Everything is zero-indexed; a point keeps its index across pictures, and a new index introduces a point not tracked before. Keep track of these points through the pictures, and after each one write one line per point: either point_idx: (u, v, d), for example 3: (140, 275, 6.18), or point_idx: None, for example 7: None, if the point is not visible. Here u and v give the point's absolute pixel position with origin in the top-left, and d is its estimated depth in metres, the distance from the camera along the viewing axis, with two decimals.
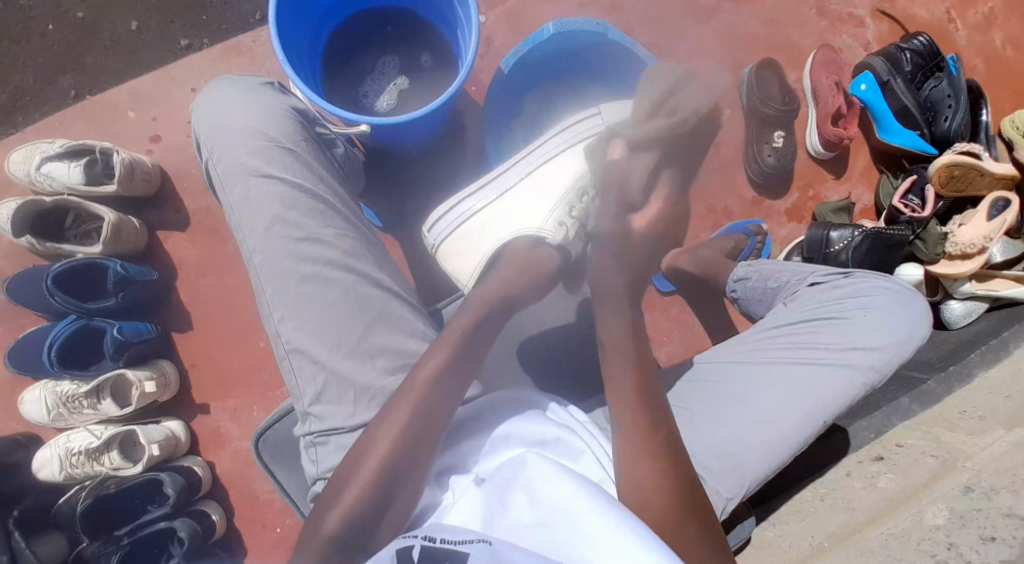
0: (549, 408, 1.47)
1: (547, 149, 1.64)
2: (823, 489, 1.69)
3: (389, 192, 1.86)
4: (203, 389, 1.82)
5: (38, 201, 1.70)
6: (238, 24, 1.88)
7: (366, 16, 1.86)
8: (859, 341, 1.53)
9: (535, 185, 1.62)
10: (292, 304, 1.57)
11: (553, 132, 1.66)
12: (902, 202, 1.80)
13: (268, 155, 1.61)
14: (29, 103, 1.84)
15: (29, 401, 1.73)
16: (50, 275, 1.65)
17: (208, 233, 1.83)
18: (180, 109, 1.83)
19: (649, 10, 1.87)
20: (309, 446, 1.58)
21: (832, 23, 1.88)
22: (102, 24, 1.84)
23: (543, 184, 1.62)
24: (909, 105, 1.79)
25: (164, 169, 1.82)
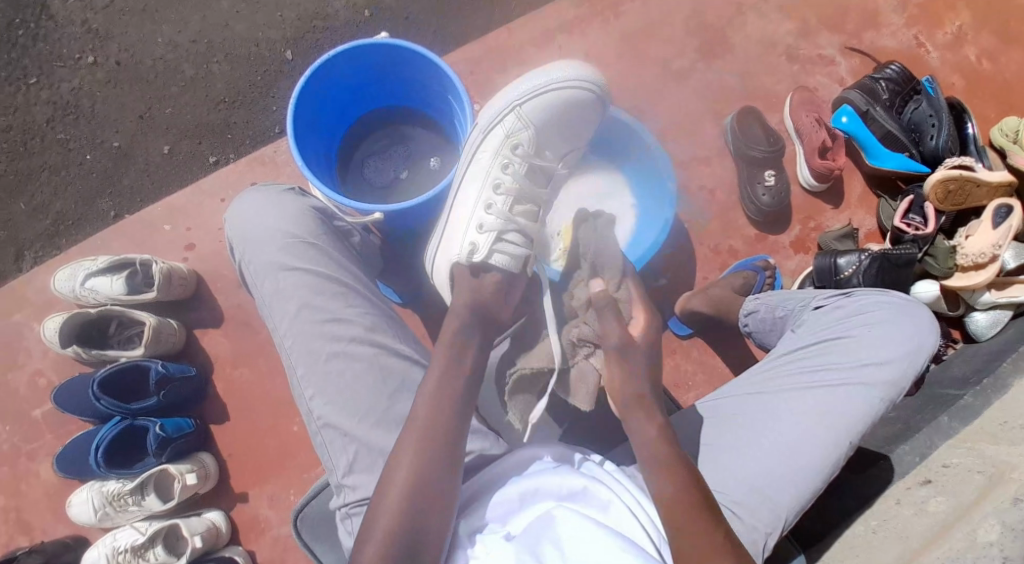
0: (562, 453, 1.44)
1: (453, 181, 1.70)
2: (873, 521, 1.62)
3: (406, 272, 1.95)
4: (242, 478, 1.87)
5: (84, 313, 1.80)
6: (260, 137, 2.05)
7: (372, 121, 1.98)
8: (874, 359, 1.51)
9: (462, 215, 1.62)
10: (322, 383, 1.53)
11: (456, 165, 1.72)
12: (904, 222, 1.82)
13: (292, 247, 1.60)
14: (73, 227, 2.01)
15: (77, 503, 1.78)
16: (96, 380, 1.73)
17: (239, 326, 1.93)
18: (209, 216, 1.96)
19: (635, 78, 1.98)
20: (345, 518, 1.51)
21: (806, 66, 1.99)
22: (136, 150, 2.03)
23: (467, 213, 1.61)
24: (894, 130, 1.85)
25: (199, 274, 1.94)
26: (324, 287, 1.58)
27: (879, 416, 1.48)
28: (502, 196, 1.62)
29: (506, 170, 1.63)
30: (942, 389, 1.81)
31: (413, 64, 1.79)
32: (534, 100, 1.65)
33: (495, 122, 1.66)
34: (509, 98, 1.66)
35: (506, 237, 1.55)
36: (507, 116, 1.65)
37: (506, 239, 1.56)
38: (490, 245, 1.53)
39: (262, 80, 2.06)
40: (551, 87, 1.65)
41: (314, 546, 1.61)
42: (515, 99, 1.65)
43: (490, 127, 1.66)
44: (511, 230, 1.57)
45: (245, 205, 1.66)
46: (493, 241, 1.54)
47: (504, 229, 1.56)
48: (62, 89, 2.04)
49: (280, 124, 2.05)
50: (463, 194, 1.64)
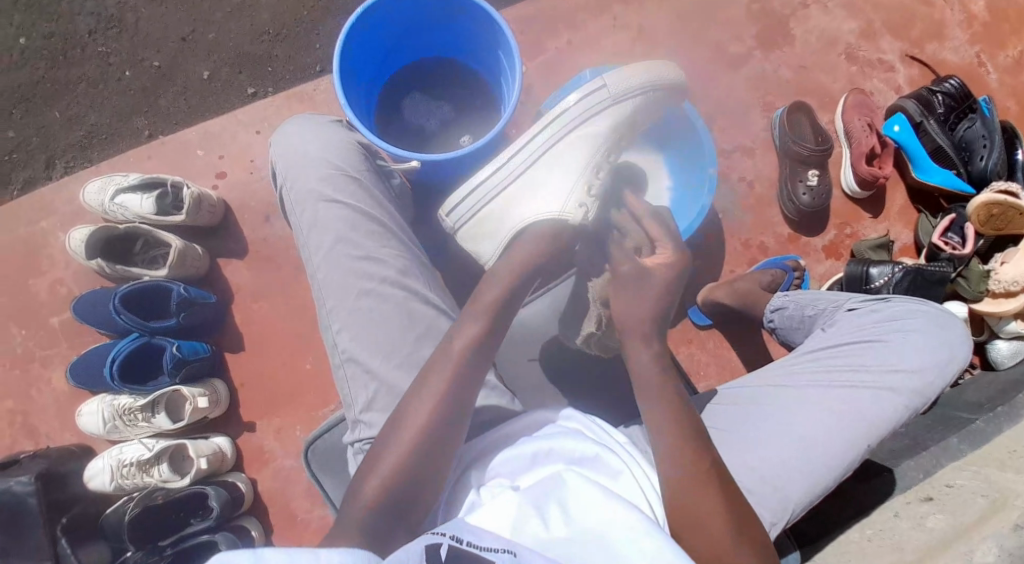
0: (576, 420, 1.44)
1: (551, 128, 1.51)
2: (869, 531, 1.61)
3: (434, 228, 1.94)
4: (250, 407, 1.89)
5: (112, 227, 1.80)
6: (300, 75, 2.02)
7: (414, 69, 1.95)
8: (900, 364, 1.51)
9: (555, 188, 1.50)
10: (349, 318, 1.53)
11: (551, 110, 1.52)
12: (942, 240, 1.81)
13: (334, 179, 1.60)
14: (106, 141, 2.00)
15: (87, 413, 1.80)
16: (119, 294, 1.74)
17: (264, 261, 1.93)
18: (245, 148, 1.95)
19: (684, 57, 1.95)
20: (358, 454, 1.53)
21: (863, 68, 1.95)
22: (177, 73, 2.01)
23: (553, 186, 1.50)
24: (944, 145, 1.83)
25: (228, 203, 1.93)
26: (362, 224, 1.58)
27: (899, 423, 1.48)
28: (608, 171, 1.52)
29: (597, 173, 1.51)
30: (953, 411, 1.83)
31: (466, 17, 1.77)
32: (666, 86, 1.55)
33: (625, 96, 1.51)
34: (640, 81, 1.52)
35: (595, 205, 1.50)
36: (649, 95, 1.53)
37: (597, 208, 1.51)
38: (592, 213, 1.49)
39: (309, 15, 2.02)
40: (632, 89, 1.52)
41: (322, 477, 1.64)
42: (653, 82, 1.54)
43: (624, 98, 1.51)
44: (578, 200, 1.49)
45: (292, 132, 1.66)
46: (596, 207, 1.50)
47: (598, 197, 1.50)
48: (107, 1, 2.01)
49: (323, 63, 2.02)
50: (565, 152, 1.51)
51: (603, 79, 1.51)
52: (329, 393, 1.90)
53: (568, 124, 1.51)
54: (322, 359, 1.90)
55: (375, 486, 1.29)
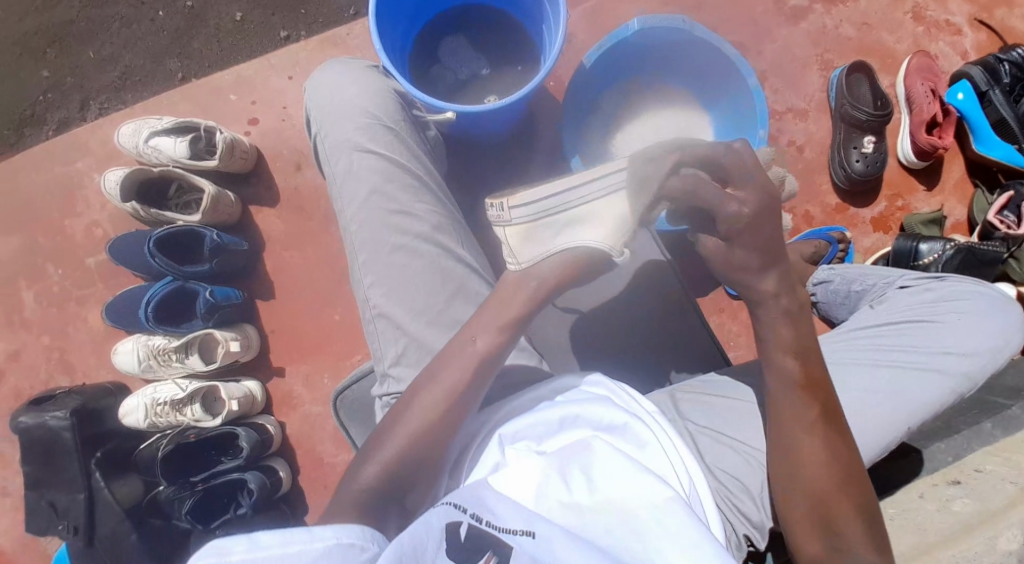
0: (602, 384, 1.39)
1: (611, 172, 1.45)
2: (892, 509, 1.61)
3: (467, 181, 1.89)
4: (279, 354, 1.91)
5: (146, 171, 1.80)
6: (334, 17, 1.95)
7: (451, 14, 1.87)
8: (950, 347, 1.46)
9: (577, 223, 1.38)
10: (381, 273, 1.50)
11: None
12: (998, 218, 1.71)
13: (370, 128, 1.54)
14: (139, 82, 1.97)
15: (123, 352, 1.84)
16: (153, 237, 1.74)
17: (295, 210, 1.91)
18: (277, 93, 1.91)
19: (736, 11, 1.84)
20: (384, 408, 1.52)
21: (930, 28, 1.83)
22: (209, 13, 1.96)
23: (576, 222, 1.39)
24: (1007, 118, 1.72)
25: (259, 149, 1.90)
26: (397, 177, 1.53)
27: (945, 406, 1.44)
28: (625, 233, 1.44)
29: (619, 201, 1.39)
30: (991, 395, 1.78)
31: None
32: None
33: None
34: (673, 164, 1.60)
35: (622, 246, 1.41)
36: None
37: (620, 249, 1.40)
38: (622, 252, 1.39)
39: None
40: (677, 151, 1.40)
41: (348, 425, 1.66)
42: None
43: None
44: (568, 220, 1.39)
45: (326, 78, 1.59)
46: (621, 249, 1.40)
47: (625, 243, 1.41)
48: None
49: (355, 7, 1.95)
50: None
51: None
52: (356, 343, 1.91)
53: None
54: (350, 311, 1.90)
55: (374, 471, 1.29)
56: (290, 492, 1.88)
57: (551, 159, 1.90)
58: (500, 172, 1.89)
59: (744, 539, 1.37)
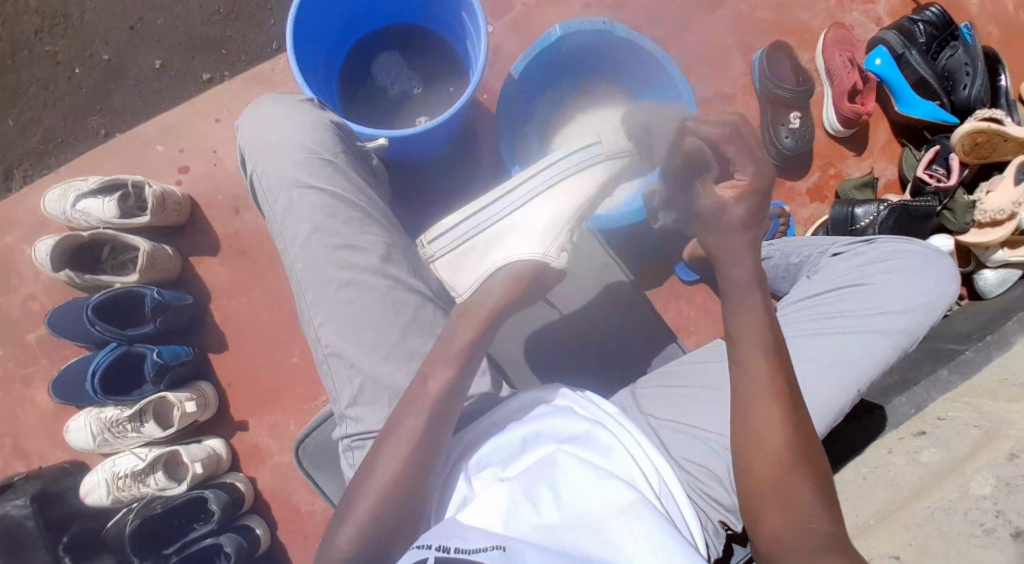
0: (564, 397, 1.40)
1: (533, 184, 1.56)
2: (865, 468, 1.68)
3: (411, 204, 1.88)
4: (240, 407, 1.87)
5: (76, 237, 1.75)
6: (257, 55, 1.92)
7: (376, 38, 1.87)
8: (885, 305, 1.50)
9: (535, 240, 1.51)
10: (330, 311, 1.46)
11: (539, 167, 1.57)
12: (927, 173, 1.78)
13: (308, 163, 1.49)
14: (60, 144, 1.90)
15: (75, 429, 1.78)
16: (90, 304, 1.69)
17: (239, 255, 1.88)
18: (206, 139, 1.87)
19: (654, 5, 1.88)
20: (347, 449, 1.47)
21: (841, 1, 1.89)
22: (127, 64, 1.91)
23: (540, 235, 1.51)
24: (927, 76, 1.79)
25: (194, 199, 1.86)
26: (339, 211, 1.48)
27: (887, 366, 1.48)
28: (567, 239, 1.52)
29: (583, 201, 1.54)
30: (942, 344, 1.83)
31: None
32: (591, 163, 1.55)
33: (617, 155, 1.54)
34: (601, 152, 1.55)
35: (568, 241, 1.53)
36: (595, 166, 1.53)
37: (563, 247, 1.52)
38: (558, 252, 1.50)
39: None
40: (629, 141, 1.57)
41: (315, 475, 1.62)
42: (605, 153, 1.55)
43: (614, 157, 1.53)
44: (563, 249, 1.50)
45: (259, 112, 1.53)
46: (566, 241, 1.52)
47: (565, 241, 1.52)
48: None
49: (278, 41, 1.92)
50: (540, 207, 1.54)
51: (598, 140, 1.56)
52: (318, 385, 1.88)
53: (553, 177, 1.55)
54: (309, 352, 1.87)
55: (351, 534, 1.26)
56: (270, 547, 1.83)
57: (492, 171, 1.90)
58: (444, 190, 1.89)
59: (720, 525, 1.41)
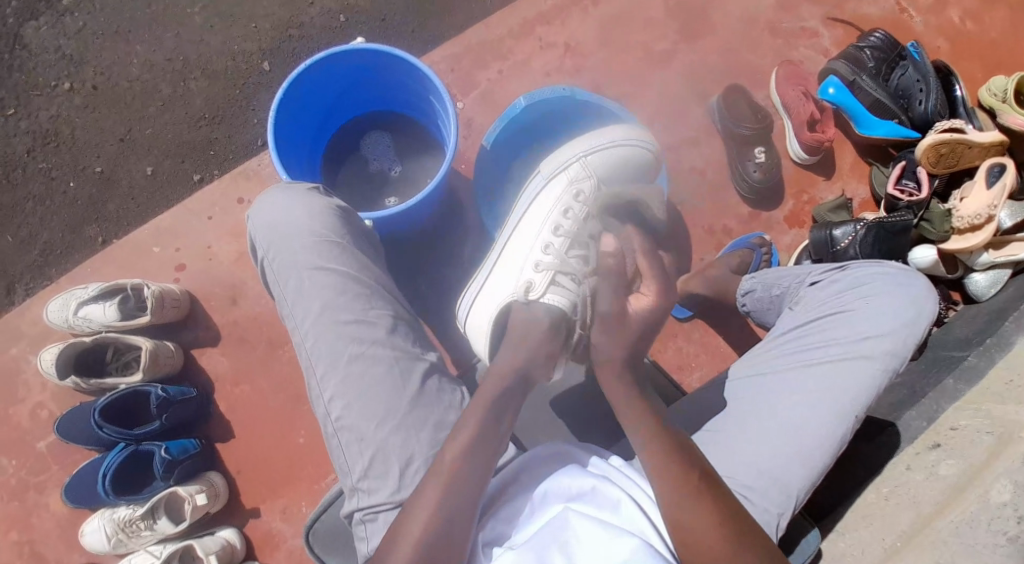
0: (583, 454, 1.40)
1: (513, 219, 1.70)
2: (885, 489, 1.62)
3: (402, 274, 1.91)
4: (251, 494, 1.87)
5: (79, 342, 1.79)
6: (243, 151, 2.01)
7: (353, 124, 1.96)
8: (869, 331, 1.51)
9: (513, 273, 1.58)
10: (341, 384, 1.46)
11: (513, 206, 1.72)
12: (898, 188, 1.83)
13: (317, 246, 1.52)
14: (60, 256, 1.98)
15: (90, 532, 1.78)
16: (98, 408, 1.73)
17: (239, 343, 1.91)
18: (198, 235, 1.94)
19: (612, 63, 1.97)
20: (357, 523, 1.45)
21: (788, 40, 1.98)
22: (120, 174, 2.00)
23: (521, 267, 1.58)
24: (881, 97, 1.85)
25: (192, 293, 1.92)
26: (348, 288, 1.50)
27: (881, 388, 1.48)
28: (542, 274, 1.52)
29: (566, 215, 1.61)
30: (944, 352, 1.82)
31: (391, 67, 1.79)
32: (597, 152, 1.65)
33: (560, 170, 1.67)
34: (572, 153, 1.67)
35: (559, 278, 1.51)
36: (572, 165, 1.66)
37: (559, 280, 1.51)
38: (544, 286, 1.50)
39: (240, 92, 2.03)
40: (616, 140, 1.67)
41: (327, 559, 1.58)
42: (585, 150, 1.66)
43: (557, 173, 1.66)
44: (568, 272, 1.52)
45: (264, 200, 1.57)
46: (550, 279, 1.51)
47: (559, 269, 1.52)
48: (40, 118, 2.01)
49: (262, 137, 2.01)
50: (524, 231, 1.65)
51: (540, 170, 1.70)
52: (328, 464, 1.88)
53: (524, 206, 1.68)
54: (314, 431, 1.88)
55: None
56: None
57: (478, 232, 1.94)
58: (434, 258, 1.93)
59: None
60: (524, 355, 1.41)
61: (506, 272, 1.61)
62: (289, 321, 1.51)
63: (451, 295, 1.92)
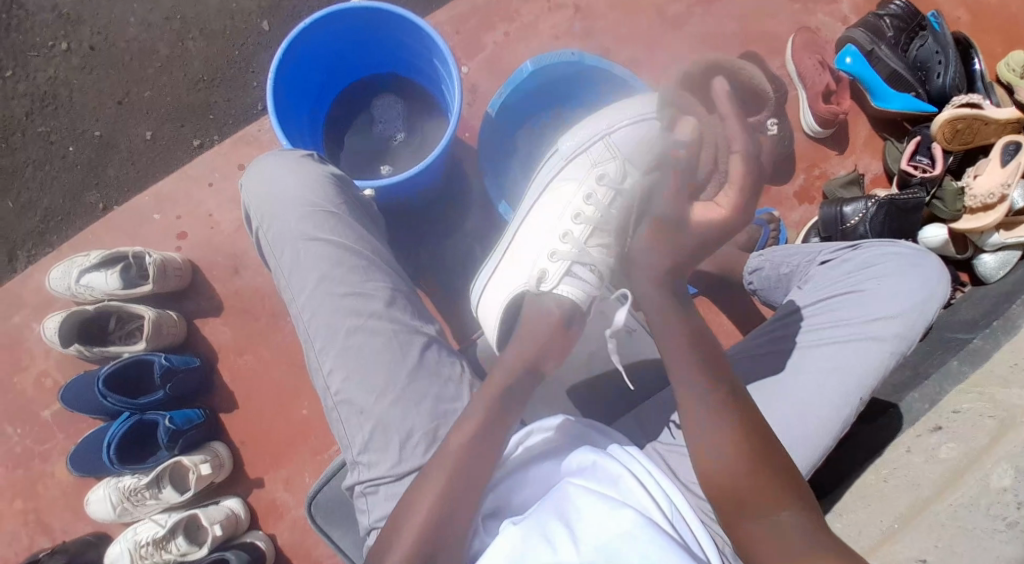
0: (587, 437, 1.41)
1: (528, 204, 1.66)
2: (884, 469, 1.64)
3: (404, 246, 1.89)
4: (255, 463, 1.88)
5: (82, 311, 1.79)
6: (245, 116, 1.97)
7: (358, 90, 1.92)
8: (876, 311, 1.49)
9: (527, 263, 1.56)
10: (339, 357, 1.46)
11: (531, 190, 1.68)
12: (911, 165, 1.79)
13: (312, 216, 1.51)
14: (60, 223, 1.96)
15: (96, 501, 1.80)
16: (100, 377, 1.73)
17: (242, 313, 1.90)
18: (200, 204, 1.91)
19: (624, 30, 1.92)
20: (359, 497, 1.46)
21: (804, 6, 1.92)
22: (120, 138, 1.96)
23: (539, 253, 1.55)
24: (898, 69, 1.81)
25: (194, 263, 1.90)
26: (345, 260, 1.50)
27: (888, 370, 1.48)
28: (558, 264, 1.50)
29: (588, 200, 1.54)
30: (949, 334, 1.80)
31: (397, 32, 1.74)
32: (623, 130, 1.55)
33: (581, 153, 1.59)
34: (597, 130, 1.59)
35: (576, 268, 1.49)
36: (595, 145, 1.58)
37: (575, 271, 1.49)
38: (558, 275, 1.48)
39: (242, 56, 1.98)
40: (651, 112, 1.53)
41: (329, 530, 1.60)
42: (608, 128, 1.57)
43: (579, 155, 1.59)
44: (585, 263, 1.50)
45: (260, 169, 1.57)
46: (564, 270, 1.49)
47: (576, 260, 1.50)
48: (37, 79, 1.97)
49: (264, 102, 1.97)
50: (540, 217, 1.61)
51: (558, 148, 1.65)
52: (331, 434, 1.89)
53: (541, 191, 1.63)
54: (317, 403, 1.89)
55: None
56: None
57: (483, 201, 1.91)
58: (437, 230, 1.90)
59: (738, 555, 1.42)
60: (536, 350, 1.40)
61: (525, 251, 1.59)
62: (287, 294, 1.51)
63: (455, 267, 1.90)
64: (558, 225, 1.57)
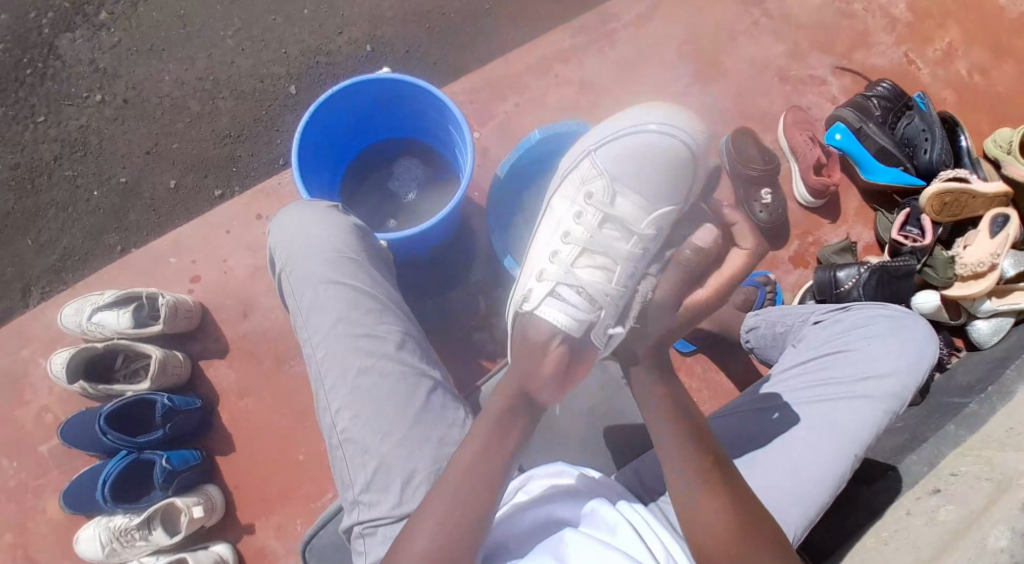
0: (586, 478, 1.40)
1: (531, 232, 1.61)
2: (885, 533, 1.58)
3: (412, 294, 1.95)
4: (247, 509, 1.87)
5: (91, 347, 1.81)
6: (265, 170, 2.07)
7: (374, 149, 2.02)
8: (871, 371, 1.52)
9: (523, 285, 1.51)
10: (348, 396, 1.47)
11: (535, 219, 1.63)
12: (902, 235, 1.87)
13: (333, 261, 1.54)
14: (77, 262, 2.02)
15: (85, 539, 1.78)
16: (103, 415, 1.74)
17: (247, 357, 1.93)
18: (215, 249, 1.98)
19: (630, 101, 2.04)
20: (356, 537, 1.45)
21: (797, 87, 2.05)
22: (143, 186, 2.05)
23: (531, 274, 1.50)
24: (886, 145, 1.90)
25: (205, 305, 1.95)
26: (361, 302, 1.52)
27: (880, 428, 1.49)
28: (542, 284, 1.43)
29: (578, 218, 1.50)
30: (946, 399, 1.81)
31: (412, 98, 1.84)
32: (607, 147, 1.55)
33: (570, 176, 1.58)
34: (584, 147, 1.58)
35: (560, 290, 1.41)
36: (582, 163, 1.56)
37: (560, 293, 1.41)
38: (539, 294, 1.41)
39: (267, 115, 2.08)
40: (648, 124, 1.53)
41: None
42: (593, 145, 1.56)
43: (566, 176, 1.58)
44: (572, 285, 1.42)
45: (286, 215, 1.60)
46: (548, 290, 1.42)
47: (561, 281, 1.43)
48: (69, 127, 2.07)
49: (284, 157, 2.07)
50: (538, 241, 1.54)
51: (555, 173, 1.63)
52: (325, 481, 1.88)
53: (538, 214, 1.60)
54: (315, 449, 1.89)
55: None
56: None
57: (489, 256, 1.98)
58: (443, 282, 1.96)
59: None
60: (518, 379, 1.33)
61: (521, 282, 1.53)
62: (301, 334, 1.53)
63: (460, 318, 1.95)
64: (548, 247, 1.52)
